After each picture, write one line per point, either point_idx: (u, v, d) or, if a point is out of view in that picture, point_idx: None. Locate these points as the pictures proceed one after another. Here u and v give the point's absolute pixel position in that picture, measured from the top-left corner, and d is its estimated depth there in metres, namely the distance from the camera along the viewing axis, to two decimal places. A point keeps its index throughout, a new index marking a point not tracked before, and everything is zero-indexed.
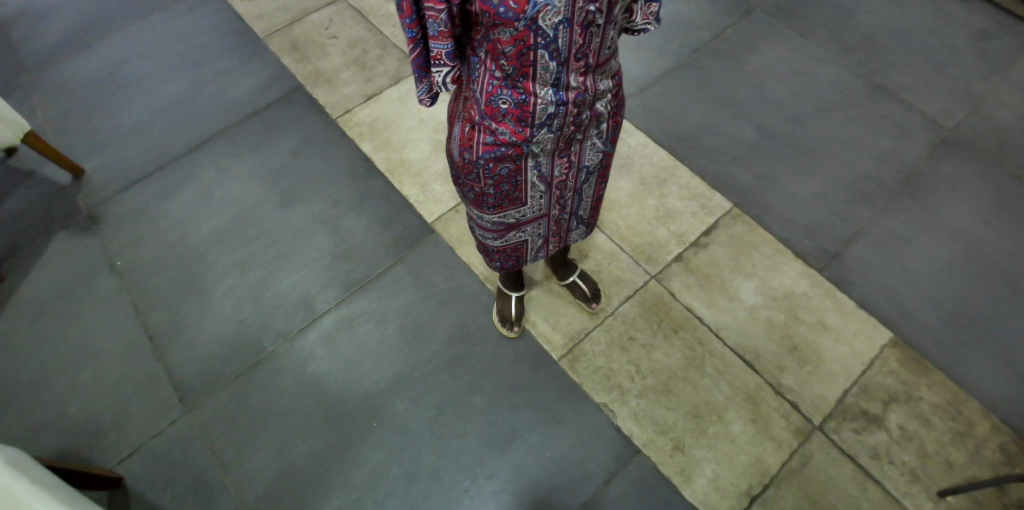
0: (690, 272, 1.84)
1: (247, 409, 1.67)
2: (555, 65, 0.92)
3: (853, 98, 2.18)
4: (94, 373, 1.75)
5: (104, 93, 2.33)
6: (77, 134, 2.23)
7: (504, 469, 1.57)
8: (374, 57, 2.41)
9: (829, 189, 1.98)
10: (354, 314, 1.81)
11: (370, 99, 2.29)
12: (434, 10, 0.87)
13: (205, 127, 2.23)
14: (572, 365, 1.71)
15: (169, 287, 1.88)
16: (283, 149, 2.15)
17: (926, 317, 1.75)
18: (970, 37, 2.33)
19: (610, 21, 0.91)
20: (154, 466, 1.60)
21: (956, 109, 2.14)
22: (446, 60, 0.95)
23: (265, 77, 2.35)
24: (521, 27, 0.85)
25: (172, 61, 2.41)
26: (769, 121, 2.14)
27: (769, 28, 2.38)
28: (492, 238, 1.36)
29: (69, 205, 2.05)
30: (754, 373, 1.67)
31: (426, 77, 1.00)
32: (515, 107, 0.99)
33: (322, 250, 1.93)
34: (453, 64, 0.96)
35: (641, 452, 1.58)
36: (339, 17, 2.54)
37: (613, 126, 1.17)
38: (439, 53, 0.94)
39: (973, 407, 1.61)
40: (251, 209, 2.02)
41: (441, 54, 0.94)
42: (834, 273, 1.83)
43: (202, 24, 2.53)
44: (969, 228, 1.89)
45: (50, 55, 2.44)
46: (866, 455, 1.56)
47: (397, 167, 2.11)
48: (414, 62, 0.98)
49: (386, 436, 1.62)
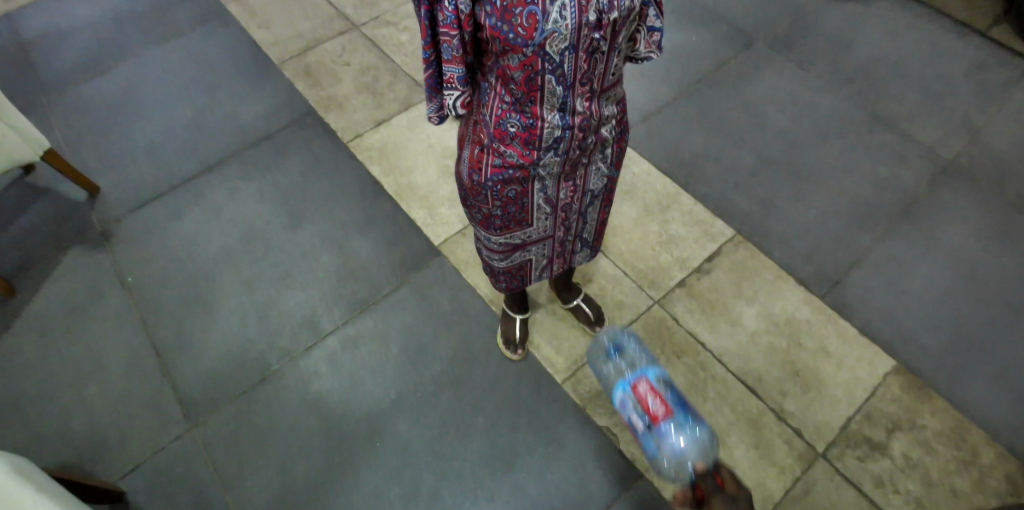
0: (692, 297, 1.86)
1: (250, 425, 1.68)
2: (561, 89, 0.95)
3: (853, 128, 2.22)
4: (99, 387, 1.76)
5: (120, 113, 2.39)
6: (93, 153, 2.28)
7: (505, 490, 1.56)
8: (384, 84, 2.47)
9: (830, 216, 2.01)
10: (358, 334, 1.82)
11: (379, 124, 2.34)
12: (447, 35, 0.91)
13: (217, 148, 2.28)
14: (575, 388, 1.71)
15: (176, 304, 1.90)
16: (293, 171, 2.20)
17: (928, 342, 1.75)
18: (966, 69, 2.38)
19: (613, 48, 0.94)
20: (155, 482, 1.61)
21: (954, 140, 2.17)
22: (457, 84, 0.98)
23: (277, 102, 2.42)
24: (529, 53, 0.88)
25: (187, 85, 2.48)
26: (770, 149, 2.18)
27: (769, 60, 2.44)
28: (498, 258, 1.38)
29: (83, 222, 2.10)
30: (757, 398, 1.67)
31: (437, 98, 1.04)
32: (523, 130, 1.02)
33: (329, 270, 1.96)
34: (464, 88, 1.00)
35: (644, 477, 1.57)
36: (351, 45, 2.61)
37: (616, 151, 1.20)
38: (451, 77, 0.97)
39: (977, 435, 1.60)
40: (260, 228, 2.06)
41: (452, 78, 0.97)
42: (836, 300, 1.84)
43: (217, 49, 2.60)
44: (970, 255, 1.90)
45: (68, 78, 2.51)
46: (870, 483, 1.54)
47: (404, 190, 2.15)
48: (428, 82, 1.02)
49: (387, 455, 1.62)
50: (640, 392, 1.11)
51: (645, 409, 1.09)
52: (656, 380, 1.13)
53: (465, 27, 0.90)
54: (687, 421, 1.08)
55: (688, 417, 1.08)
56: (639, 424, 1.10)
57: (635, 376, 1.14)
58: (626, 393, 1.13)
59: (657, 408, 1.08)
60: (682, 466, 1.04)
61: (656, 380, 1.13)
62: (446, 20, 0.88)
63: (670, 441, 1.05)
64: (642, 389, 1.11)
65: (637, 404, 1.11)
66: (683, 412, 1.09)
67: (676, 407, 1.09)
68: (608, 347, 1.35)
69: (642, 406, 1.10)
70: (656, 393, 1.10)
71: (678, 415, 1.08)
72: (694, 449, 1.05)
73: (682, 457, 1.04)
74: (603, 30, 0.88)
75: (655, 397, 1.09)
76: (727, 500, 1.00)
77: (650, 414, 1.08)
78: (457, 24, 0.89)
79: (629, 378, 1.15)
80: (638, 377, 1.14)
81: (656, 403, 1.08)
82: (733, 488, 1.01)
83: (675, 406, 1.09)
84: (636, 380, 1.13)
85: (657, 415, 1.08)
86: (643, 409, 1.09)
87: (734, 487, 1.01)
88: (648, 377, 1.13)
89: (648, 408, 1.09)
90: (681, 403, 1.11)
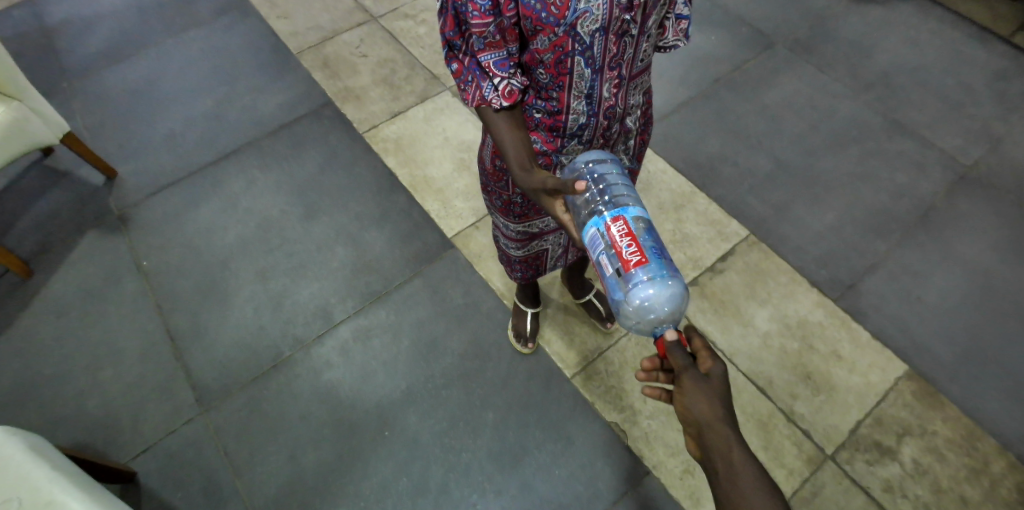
0: (705, 297, 1.86)
1: (261, 411, 1.70)
2: (589, 73, 0.94)
3: (871, 134, 2.21)
4: (115, 369, 1.79)
5: (140, 100, 2.43)
6: (112, 139, 2.31)
7: (511, 486, 1.57)
8: (402, 77, 2.48)
9: (845, 221, 2.00)
10: (370, 325, 1.84)
11: (395, 116, 2.35)
12: (481, 25, 0.86)
13: (234, 137, 2.30)
14: (585, 383, 1.72)
15: (191, 290, 1.93)
16: (309, 162, 2.22)
17: (941, 351, 1.74)
18: (988, 77, 2.36)
19: (643, 32, 0.94)
20: (167, 465, 1.63)
21: (973, 148, 2.16)
22: (495, 72, 0.92)
23: (296, 92, 2.43)
24: (560, 34, 0.87)
25: (208, 74, 2.50)
26: (785, 152, 2.18)
27: (788, 63, 2.43)
28: (514, 247, 1.40)
29: (101, 206, 2.13)
30: (766, 399, 1.67)
31: (484, 81, 0.94)
32: (548, 117, 1.03)
33: (343, 261, 1.97)
34: (508, 77, 0.93)
35: (651, 474, 1.58)
36: (370, 37, 2.62)
37: (639, 142, 1.21)
38: (488, 65, 0.92)
39: (988, 444, 1.59)
40: (274, 218, 2.08)
41: (490, 66, 0.92)
42: (849, 304, 1.83)
43: (237, 39, 2.63)
44: (985, 266, 1.89)
45: (91, 65, 2.55)
46: (879, 488, 1.54)
47: (419, 183, 2.16)
48: (468, 68, 0.94)
49: (396, 446, 1.64)
50: (614, 233, 0.90)
51: (617, 253, 0.90)
52: (635, 220, 0.91)
53: (504, 13, 0.85)
54: (659, 271, 0.93)
55: (661, 266, 0.93)
56: (607, 268, 0.92)
57: (611, 213, 0.92)
58: (599, 230, 0.92)
59: (631, 255, 0.90)
60: (643, 313, 0.99)
61: (635, 221, 0.91)
62: (481, 7, 0.84)
63: (640, 290, 0.95)
64: (617, 231, 0.91)
65: (609, 245, 0.91)
66: (658, 261, 0.92)
67: (652, 255, 0.91)
68: (584, 173, 1.09)
69: (615, 250, 0.91)
70: (633, 238, 0.90)
71: (652, 264, 0.91)
72: (660, 297, 0.97)
73: (649, 304, 0.97)
74: (634, 12, 0.88)
75: (631, 243, 0.90)
76: (697, 375, 0.84)
77: (623, 260, 0.90)
78: (493, 10, 0.84)
79: (604, 213, 0.93)
80: (615, 214, 0.92)
81: (632, 250, 0.89)
82: (708, 363, 0.86)
83: (650, 252, 0.91)
84: (612, 218, 0.91)
85: (630, 263, 0.90)
86: (613, 255, 0.90)
87: (709, 361, 0.85)
88: (627, 217, 0.91)
89: (620, 254, 0.90)
90: (658, 250, 0.93)
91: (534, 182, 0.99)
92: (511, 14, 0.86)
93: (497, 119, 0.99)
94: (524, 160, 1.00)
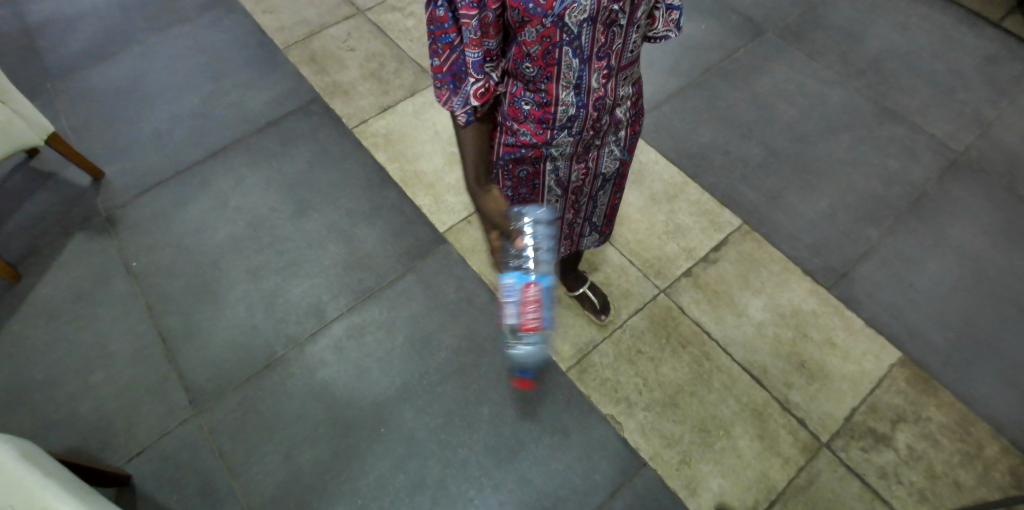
0: (698, 287, 1.85)
1: (255, 412, 1.69)
2: (578, 63, 0.93)
3: (862, 120, 2.20)
4: (106, 372, 1.77)
5: (124, 99, 2.39)
6: (98, 139, 2.28)
7: (509, 480, 1.57)
8: (390, 71, 2.46)
9: (838, 209, 2.00)
10: (363, 323, 1.83)
11: (385, 111, 2.33)
12: (468, 16, 0.83)
13: (221, 135, 2.27)
14: (580, 376, 1.71)
15: (182, 291, 1.91)
16: (298, 159, 2.19)
17: (934, 337, 1.75)
18: (979, 62, 2.36)
19: (632, 22, 0.92)
20: (162, 467, 1.62)
21: (965, 133, 2.16)
22: (472, 71, 0.91)
23: (283, 88, 2.41)
24: (547, 24, 0.85)
25: (193, 72, 2.47)
26: (777, 141, 2.17)
27: (779, 50, 2.42)
28: None
29: (88, 207, 2.10)
30: (761, 388, 1.67)
31: (458, 91, 0.94)
32: (537, 109, 1.01)
33: (335, 259, 1.96)
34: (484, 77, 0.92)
35: (648, 465, 1.58)
36: (357, 31, 2.60)
37: (630, 134, 1.20)
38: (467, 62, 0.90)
39: (983, 429, 1.60)
40: (265, 216, 2.06)
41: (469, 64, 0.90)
42: (843, 292, 1.83)
43: (223, 35, 2.59)
44: (978, 251, 1.89)
45: (75, 64, 2.51)
46: (874, 474, 1.55)
47: (410, 178, 2.14)
48: (446, 73, 0.92)
49: (393, 444, 1.63)
50: (528, 297, 1.04)
51: (523, 311, 1.05)
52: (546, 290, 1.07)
53: (489, 5, 0.83)
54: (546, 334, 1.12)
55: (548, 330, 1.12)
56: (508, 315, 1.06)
57: (533, 277, 1.05)
58: (517, 286, 1.04)
59: (533, 320, 1.06)
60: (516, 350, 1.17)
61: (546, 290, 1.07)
62: None
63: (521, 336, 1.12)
64: (530, 296, 1.04)
65: (519, 301, 1.05)
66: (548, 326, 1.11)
67: (545, 321, 1.09)
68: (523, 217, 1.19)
69: (522, 308, 1.05)
70: (539, 307, 1.06)
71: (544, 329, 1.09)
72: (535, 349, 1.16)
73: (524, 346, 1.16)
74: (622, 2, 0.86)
75: (536, 309, 1.05)
76: None
77: (524, 319, 1.06)
78: (479, 2, 0.82)
79: (528, 272, 1.05)
80: (535, 280, 1.05)
81: (535, 317, 1.06)
82: None
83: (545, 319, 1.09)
84: (532, 283, 1.04)
85: (528, 325, 1.07)
86: (520, 311, 1.05)
87: None
88: (543, 286, 1.06)
89: (525, 314, 1.05)
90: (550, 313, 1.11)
91: (486, 203, 1.04)
92: (496, 6, 0.84)
93: (462, 132, 0.99)
94: (479, 178, 1.03)
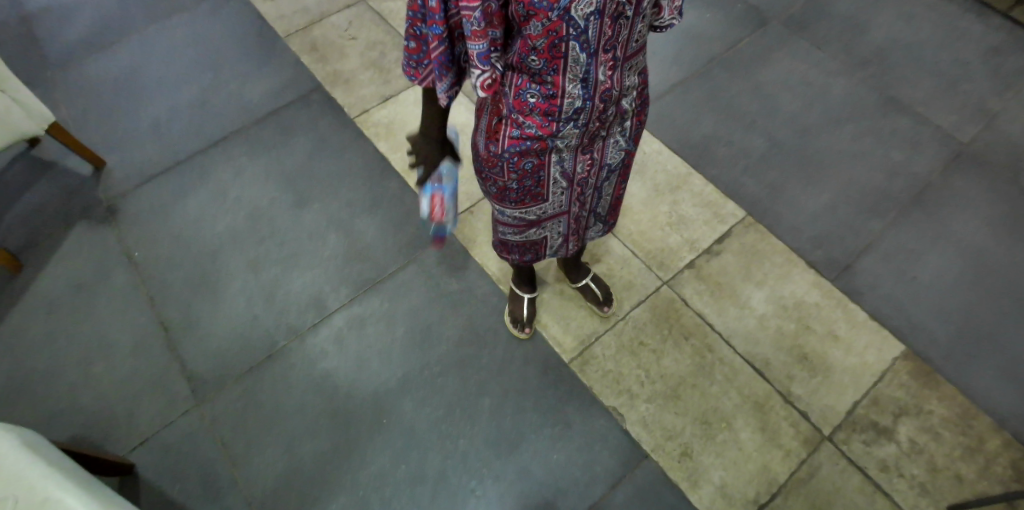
0: (701, 279, 1.85)
1: (257, 402, 1.69)
2: (584, 56, 0.92)
3: (867, 111, 2.18)
4: (108, 362, 1.77)
5: (124, 88, 2.38)
6: (97, 128, 2.27)
7: (510, 471, 1.57)
8: (391, 60, 2.44)
9: (841, 200, 1.99)
10: (365, 314, 1.82)
11: (386, 100, 2.31)
12: (468, 8, 0.82)
13: (222, 125, 2.26)
14: (582, 368, 1.71)
15: (183, 282, 1.90)
16: (299, 149, 2.18)
17: (937, 330, 1.74)
18: (985, 52, 2.34)
19: (637, 12, 0.92)
20: (162, 458, 1.62)
21: (969, 124, 2.14)
22: (478, 62, 0.89)
23: (283, 77, 2.39)
24: (553, 18, 0.85)
25: (193, 61, 2.45)
26: (781, 132, 2.15)
27: (783, 40, 2.40)
28: (511, 232, 1.37)
29: (88, 197, 2.09)
30: (764, 381, 1.67)
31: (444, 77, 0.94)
32: (543, 101, 0.99)
33: (335, 249, 1.95)
34: (487, 67, 0.91)
35: (649, 457, 1.58)
36: (358, 20, 2.57)
37: (635, 124, 1.18)
38: (471, 54, 0.89)
39: (984, 422, 1.60)
40: (265, 206, 2.05)
41: (473, 55, 0.89)
42: (845, 285, 1.83)
43: (223, 23, 2.57)
44: (982, 243, 1.88)
45: (73, 53, 2.49)
46: (876, 467, 1.55)
47: (412, 168, 2.13)
48: (436, 62, 0.92)
49: (394, 434, 1.63)
50: (436, 202, 1.14)
51: (436, 209, 1.16)
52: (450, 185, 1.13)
53: None
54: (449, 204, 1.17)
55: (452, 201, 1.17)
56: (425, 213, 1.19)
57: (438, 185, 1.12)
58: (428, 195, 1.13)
59: (437, 211, 1.15)
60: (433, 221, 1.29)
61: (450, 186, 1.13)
62: None
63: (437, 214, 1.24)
64: (438, 202, 1.14)
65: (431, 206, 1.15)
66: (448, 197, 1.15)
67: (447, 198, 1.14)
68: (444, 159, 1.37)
69: (433, 208, 1.15)
70: (442, 204, 1.14)
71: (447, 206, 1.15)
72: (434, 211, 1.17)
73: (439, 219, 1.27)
74: None
75: (440, 203, 1.14)
76: None
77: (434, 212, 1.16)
78: None
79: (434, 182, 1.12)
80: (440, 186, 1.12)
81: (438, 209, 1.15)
82: None
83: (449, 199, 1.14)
84: (438, 192, 1.13)
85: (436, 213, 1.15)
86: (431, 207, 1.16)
87: None
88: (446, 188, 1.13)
89: (435, 211, 1.16)
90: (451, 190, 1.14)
91: None
92: None
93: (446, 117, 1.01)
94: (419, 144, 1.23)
